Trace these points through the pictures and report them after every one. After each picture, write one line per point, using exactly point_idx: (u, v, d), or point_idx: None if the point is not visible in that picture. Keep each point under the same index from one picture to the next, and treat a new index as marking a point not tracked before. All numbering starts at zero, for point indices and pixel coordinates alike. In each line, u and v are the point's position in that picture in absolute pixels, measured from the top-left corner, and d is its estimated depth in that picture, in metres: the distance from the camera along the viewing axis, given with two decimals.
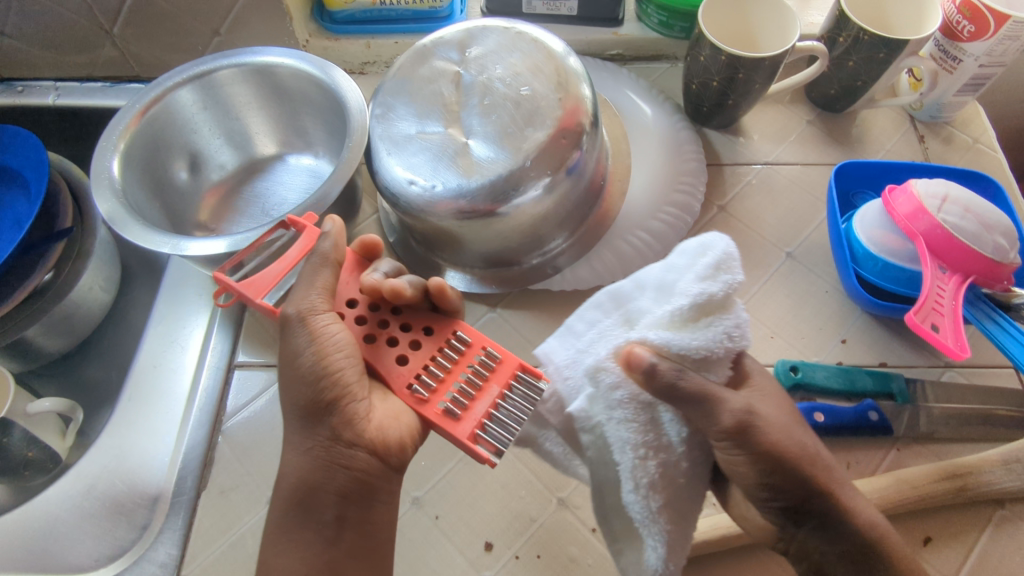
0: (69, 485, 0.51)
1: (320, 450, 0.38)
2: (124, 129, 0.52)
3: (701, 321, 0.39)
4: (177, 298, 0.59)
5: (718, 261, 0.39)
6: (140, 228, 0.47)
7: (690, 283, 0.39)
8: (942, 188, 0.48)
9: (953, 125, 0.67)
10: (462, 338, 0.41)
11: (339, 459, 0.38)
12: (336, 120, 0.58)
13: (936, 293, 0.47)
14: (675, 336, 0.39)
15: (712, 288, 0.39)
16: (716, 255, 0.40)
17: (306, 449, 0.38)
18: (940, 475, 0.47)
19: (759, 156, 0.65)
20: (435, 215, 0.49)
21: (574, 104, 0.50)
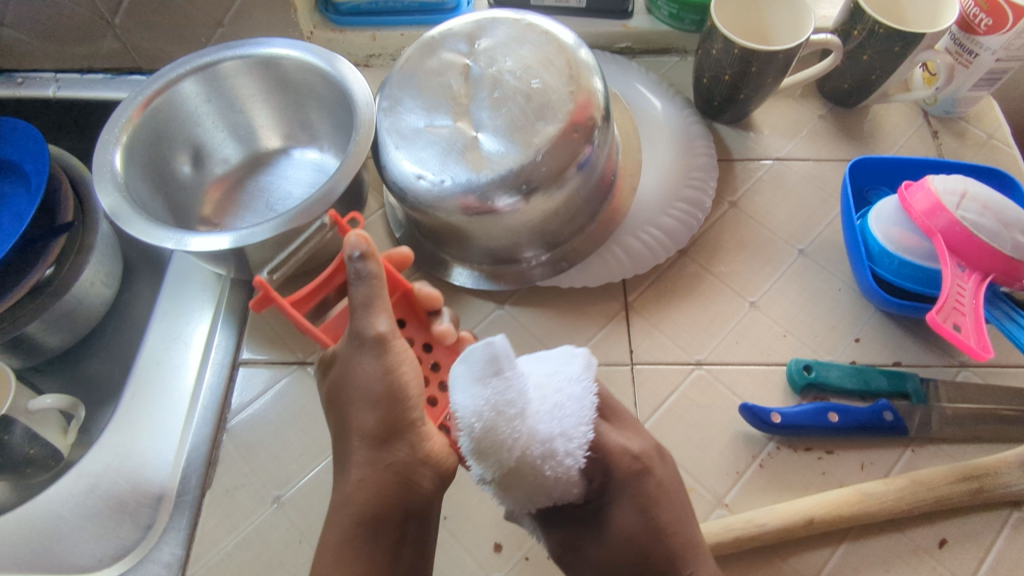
0: (70, 484, 0.50)
1: (399, 465, 0.39)
2: (125, 122, 0.51)
3: (499, 455, 0.35)
4: (180, 293, 0.58)
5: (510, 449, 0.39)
6: (144, 223, 0.46)
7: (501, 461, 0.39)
8: (960, 184, 0.48)
9: (967, 120, 0.66)
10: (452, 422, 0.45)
11: (413, 475, 0.39)
12: (342, 112, 0.57)
13: (956, 292, 0.46)
14: (497, 477, 0.35)
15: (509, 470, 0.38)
16: (470, 408, 0.34)
17: (385, 464, 0.39)
18: (956, 476, 0.47)
19: (770, 152, 0.64)
20: (444, 210, 0.48)
21: (585, 98, 0.49)
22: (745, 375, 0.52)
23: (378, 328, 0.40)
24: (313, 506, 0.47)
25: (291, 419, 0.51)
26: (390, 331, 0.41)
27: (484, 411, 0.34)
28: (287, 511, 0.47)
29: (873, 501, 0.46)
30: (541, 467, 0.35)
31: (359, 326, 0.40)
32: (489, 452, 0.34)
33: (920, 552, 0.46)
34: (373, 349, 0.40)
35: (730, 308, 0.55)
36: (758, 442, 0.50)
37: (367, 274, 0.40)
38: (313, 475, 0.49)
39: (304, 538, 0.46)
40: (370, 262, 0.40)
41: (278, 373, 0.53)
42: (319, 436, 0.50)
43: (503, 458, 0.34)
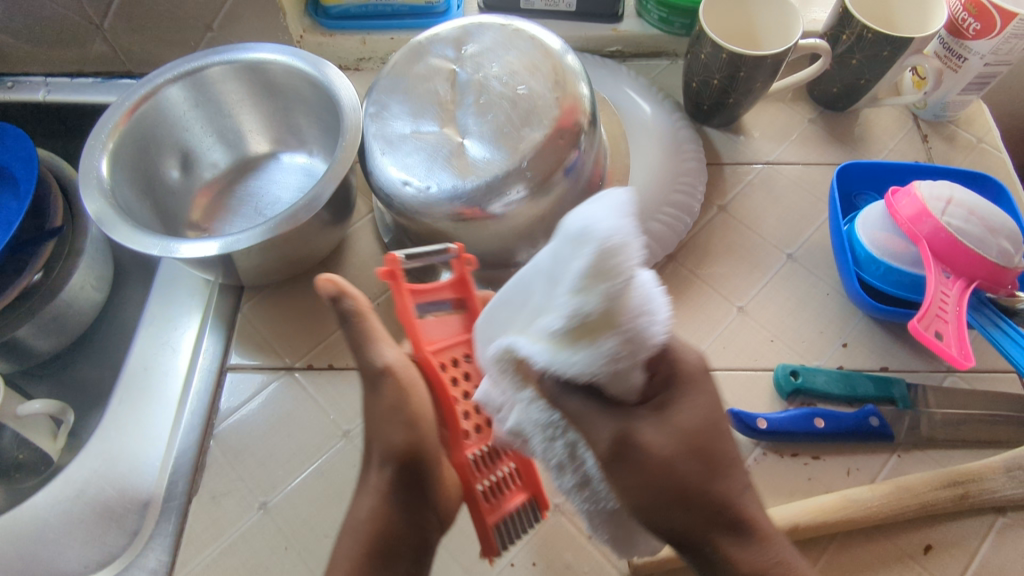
0: (58, 489, 0.50)
1: (401, 500, 0.38)
2: (112, 128, 0.51)
3: (585, 340, 0.26)
4: (169, 298, 0.58)
5: (597, 263, 0.24)
6: (129, 230, 0.46)
7: (563, 295, 0.26)
8: (947, 190, 0.47)
9: (957, 124, 0.66)
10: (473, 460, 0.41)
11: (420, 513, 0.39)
12: (329, 117, 0.57)
13: (940, 299, 0.46)
14: (614, 336, 0.26)
15: (588, 304, 0.25)
16: (599, 231, 0.24)
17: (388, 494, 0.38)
18: (941, 482, 0.47)
19: (760, 156, 0.64)
20: (430, 216, 0.48)
21: (571, 103, 0.49)
22: (731, 380, 0.52)
23: (383, 359, 0.38)
24: (300, 512, 0.48)
25: (279, 425, 0.51)
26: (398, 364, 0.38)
27: (594, 292, 0.25)
28: (273, 517, 0.47)
29: (858, 507, 0.46)
30: (637, 322, 0.26)
31: (365, 358, 0.38)
32: (600, 301, 0.25)
33: (905, 559, 0.46)
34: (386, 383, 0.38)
35: (717, 313, 0.55)
36: (744, 447, 0.50)
37: (348, 313, 0.38)
38: (300, 481, 0.49)
39: (290, 544, 0.46)
40: (351, 299, 0.38)
41: (266, 378, 0.53)
42: (307, 442, 0.50)
43: (598, 346, 0.26)
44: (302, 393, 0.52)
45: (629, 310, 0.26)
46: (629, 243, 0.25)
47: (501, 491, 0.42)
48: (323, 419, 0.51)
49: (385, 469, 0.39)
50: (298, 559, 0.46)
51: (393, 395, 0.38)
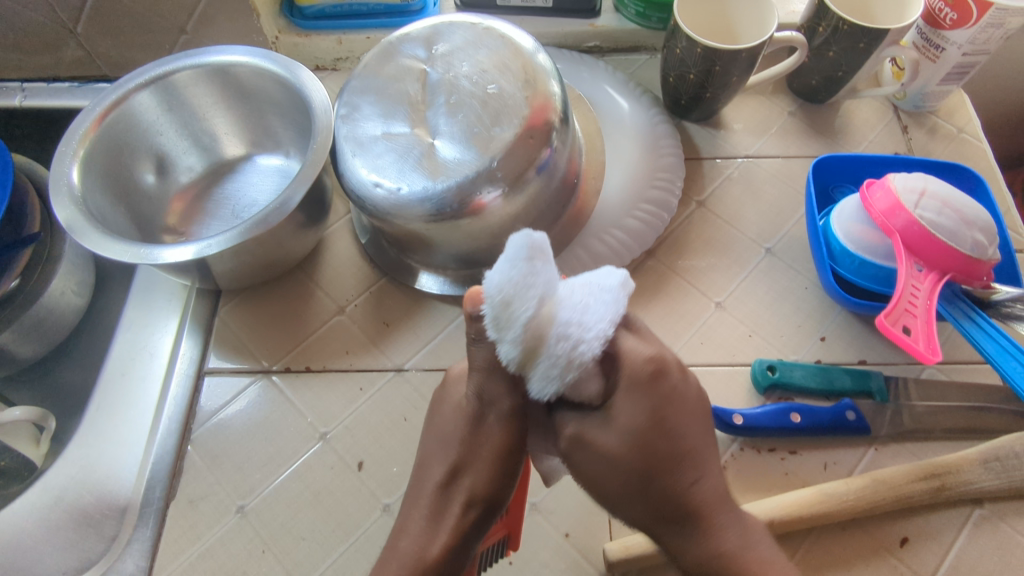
0: (37, 496, 0.51)
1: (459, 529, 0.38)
2: (83, 134, 0.51)
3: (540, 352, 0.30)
4: (147, 303, 0.58)
5: (499, 301, 0.29)
6: (100, 236, 0.46)
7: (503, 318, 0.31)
8: (920, 181, 0.47)
9: (938, 115, 0.65)
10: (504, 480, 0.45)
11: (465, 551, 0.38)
12: (302, 118, 0.57)
13: (910, 292, 0.46)
14: (556, 338, 0.29)
15: (512, 329, 0.30)
16: (492, 286, 0.30)
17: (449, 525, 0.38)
18: (917, 475, 0.47)
19: (740, 150, 0.64)
20: (403, 217, 0.48)
21: (542, 102, 0.49)
22: (709, 376, 0.52)
23: (493, 402, 0.38)
24: (277, 515, 0.48)
25: (257, 429, 0.51)
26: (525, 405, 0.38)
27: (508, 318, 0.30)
28: (250, 521, 0.47)
29: (833, 501, 0.46)
30: (559, 342, 0.29)
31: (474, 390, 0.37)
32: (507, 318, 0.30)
33: (881, 552, 0.46)
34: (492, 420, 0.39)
35: (695, 310, 0.55)
36: (721, 443, 0.50)
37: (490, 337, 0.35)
38: (277, 484, 0.49)
39: (267, 547, 0.47)
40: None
41: (243, 382, 0.53)
42: (285, 445, 0.50)
43: (546, 356, 0.30)
44: (280, 396, 0.52)
45: (569, 316, 0.30)
46: (541, 272, 0.30)
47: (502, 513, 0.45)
48: (301, 422, 0.51)
49: (472, 507, 0.38)
50: (275, 562, 0.46)
51: (499, 433, 0.38)
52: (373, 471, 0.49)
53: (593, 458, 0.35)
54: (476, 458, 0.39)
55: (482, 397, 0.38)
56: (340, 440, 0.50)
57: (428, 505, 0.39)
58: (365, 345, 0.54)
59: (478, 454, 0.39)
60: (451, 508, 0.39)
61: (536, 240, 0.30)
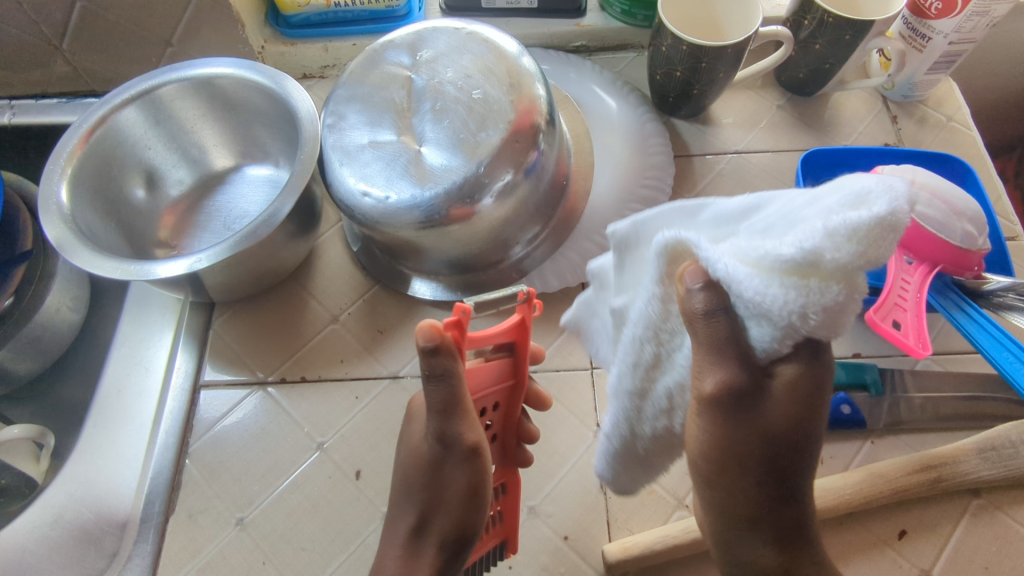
0: (37, 514, 0.51)
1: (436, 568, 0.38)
2: (71, 152, 0.51)
3: (813, 267, 0.22)
4: (142, 319, 0.58)
5: (908, 198, 0.20)
6: (90, 253, 0.46)
7: (840, 206, 0.21)
8: (908, 173, 0.47)
9: (927, 104, 0.65)
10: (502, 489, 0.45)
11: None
12: (290, 127, 0.57)
13: (900, 287, 0.46)
14: (746, 280, 0.23)
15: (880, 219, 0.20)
16: (895, 182, 0.21)
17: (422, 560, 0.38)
18: (913, 467, 0.47)
19: (729, 145, 0.64)
20: (392, 225, 0.48)
21: (527, 105, 0.49)
22: None
23: (470, 440, 0.37)
24: (276, 526, 0.48)
25: (254, 441, 0.51)
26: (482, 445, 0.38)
27: (881, 219, 0.21)
28: (249, 533, 0.48)
29: (831, 496, 0.46)
30: (850, 290, 0.22)
31: (450, 433, 0.37)
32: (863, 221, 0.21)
33: (880, 545, 0.46)
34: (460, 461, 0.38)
35: None
36: None
37: (443, 372, 0.34)
38: (275, 495, 0.49)
39: (267, 558, 0.47)
40: (444, 357, 0.34)
41: (240, 394, 0.53)
42: (282, 456, 0.50)
43: (810, 280, 0.22)
44: (276, 407, 0.52)
45: (795, 279, 0.22)
46: (833, 208, 0.21)
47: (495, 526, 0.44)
48: (297, 432, 0.51)
49: (444, 549, 0.38)
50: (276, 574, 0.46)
51: (463, 476, 0.38)
52: (371, 479, 0.49)
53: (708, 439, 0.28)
54: (442, 501, 0.39)
55: (442, 438, 0.37)
56: (337, 449, 0.50)
57: (400, 548, 0.39)
58: (360, 353, 0.54)
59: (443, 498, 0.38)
60: (427, 551, 0.38)
61: (905, 217, 0.21)
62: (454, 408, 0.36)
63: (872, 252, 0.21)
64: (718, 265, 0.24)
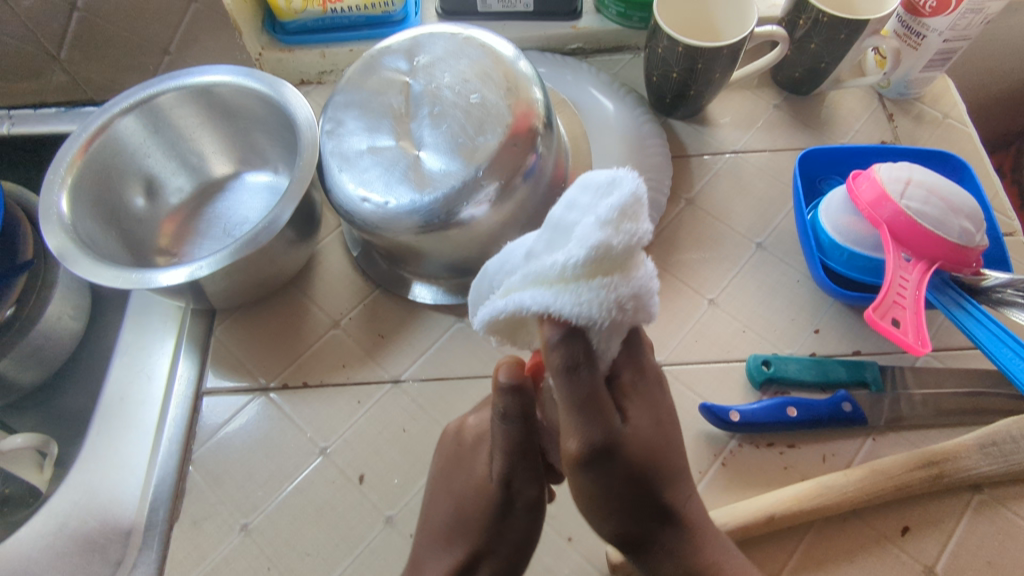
0: (42, 524, 0.51)
1: None
2: (70, 162, 0.51)
3: (594, 278, 0.25)
4: (143, 327, 0.58)
5: (623, 204, 0.25)
6: (91, 262, 0.46)
7: (586, 223, 0.25)
8: (905, 171, 0.47)
9: (923, 101, 0.65)
10: None
11: None
12: (288, 134, 0.57)
13: (899, 282, 0.46)
14: (551, 300, 0.25)
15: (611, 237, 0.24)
16: (614, 174, 0.26)
17: None
18: (915, 463, 0.47)
19: (726, 145, 0.64)
20: (392, 230, 0.48)
21: (525, 108, 0.49)
22: (705, 374, 0.53)
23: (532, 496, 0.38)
24: (280, 531, 0.48)
25: (257, 446, 0.51)
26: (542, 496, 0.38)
27: (620, 231, 0.24)
28: (254, 539, 0.48)
29: (833, 494, 0.46)
30: (640, 281, 0.26)
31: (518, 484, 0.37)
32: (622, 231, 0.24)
33: (883, 541, 0.46)
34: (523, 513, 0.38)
35: (688, 307, 0.56)
36: (720, 440, 0.50)
37: (516, 410, 0.33)
38: (279, 500, 0.49)
39: (272, 564, 0.47)
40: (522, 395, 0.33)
41: (243, 400, 0.53)
42: (286, 461, 0.51)
43: (614, 282, 0.25)
44: (279, 413, 0.52)
45: (597, 275, 0.25)
46: (588, 218, 0.25)
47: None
48: (300, 437, 0.51)
49: None
50: None
51: (524, 523, 0.39)
52: (375, 483, 0.49)
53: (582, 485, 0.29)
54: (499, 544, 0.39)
55: (508, 483, 0.37)
56: (340, 454, 0.51)
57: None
58: (362, 358, 0.54)
59: (501, 539, 0.39)
60: None
61: (645, 205, 0.26)
62: (529, 451, 0.36)
63: (642, 239, 0.25)
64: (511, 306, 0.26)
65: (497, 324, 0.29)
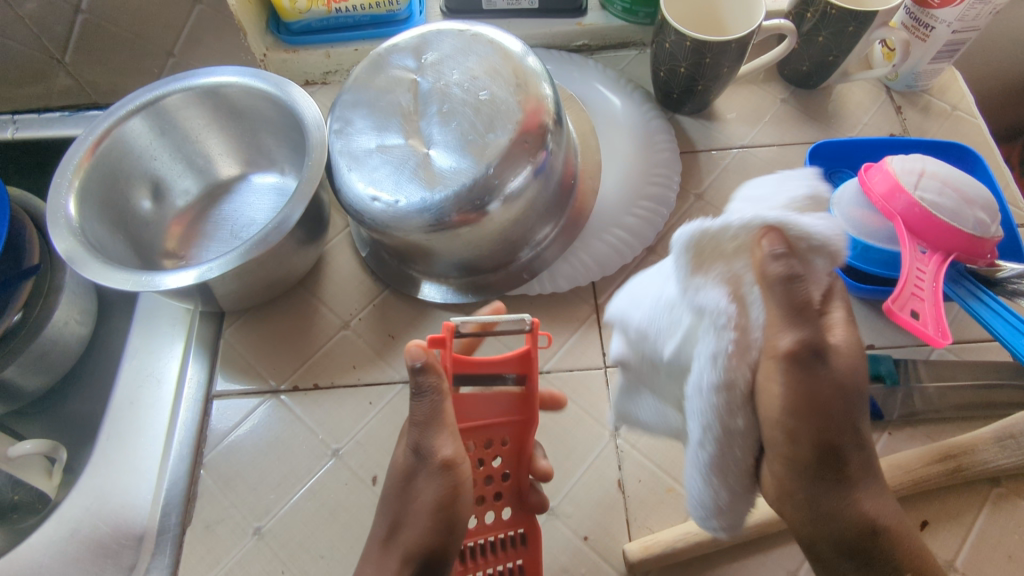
0: (53, 530, 0.51)
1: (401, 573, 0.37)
2: (77, 165, 0.50)
3: (813, 213, 0.32)
4: (151, 331, 0.58)
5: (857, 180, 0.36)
6: (100, 266, 0.46)
7: (778, 194, 0.34)
8: (918, 163, 0.47)
9: (931, 93, 0.65)
10: (517, 536, 0.43)
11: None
12: (295, 134, 0.57)
13: (916, 275, 0.46)
14: (806, 217, 0.32)
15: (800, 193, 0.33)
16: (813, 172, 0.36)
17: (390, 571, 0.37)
18: (933, 457, 0.46)
19: (734, 140, 0.64)
20: (402, 229, 0.48)
21: (534, 105, 0.48)
22: None
23: (443, 453, 0.37)
24: (293, 534, 0.48)
25: (268, 449, 0.51)
26: (458, 458, 0.37)
27: (832, 197, 0.34)
28: (267, 542, 0.47)
29: None
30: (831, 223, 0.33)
31: (426, 445, 0.37)
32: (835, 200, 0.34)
33: None
34: (429, 474, 0.37)
35: None
36: None
37: (427, 389, 0.36)
38: (292, 504, 0.49)
39: (286, 567, 0.46)
40: (431, 376, 0.37)
41: (253, 402, 0.53)
42: (298, 464, 0.50)
43: (818, 213, 0.32)
44: (290, 415, 0.52)
45: (809, 212, 0.33)
46: (788, 186, 0.34)
47: (500, 550, 0.42)
48: (312, 439, 0.51)
49: (408, 564, 0.37)
50: None
51: (434, 489, 0.37)
52: None
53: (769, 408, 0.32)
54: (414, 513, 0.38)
55: (417, 450, 0.38)
56: (352, 455, 0.50)
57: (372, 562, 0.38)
58: (372, 358, 0.54)
59: (411, 509, 0.38)
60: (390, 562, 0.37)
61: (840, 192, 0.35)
62: (433, 420, 0.37)
63: (851, 204, 0.34)
64: (741, 218, 0.32)
65: (696, 254, 0.32)
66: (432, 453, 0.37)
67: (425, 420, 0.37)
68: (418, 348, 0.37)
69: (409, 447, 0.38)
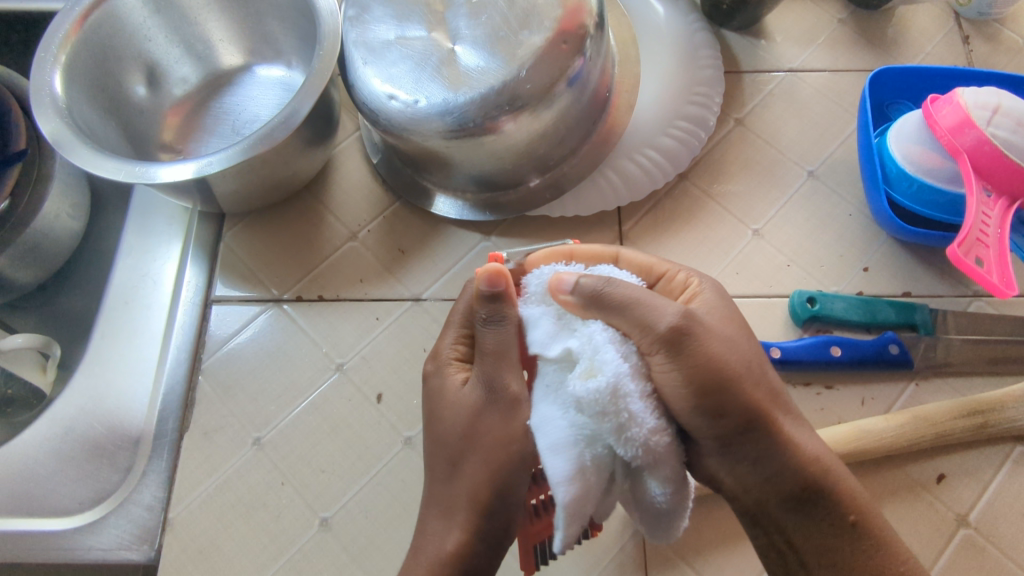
0: (45, 428, 0.49)
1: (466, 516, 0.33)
2: (63, 38, 0.46)
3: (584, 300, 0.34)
4: (146, 228, 0.54)
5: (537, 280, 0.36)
6: (90, 152, 0.42)
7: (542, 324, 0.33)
8: (994, 96, 0.43)
9: (1002, 23, 0.59)
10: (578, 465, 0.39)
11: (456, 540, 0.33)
12: (304, 22, 0.51)
13: (981, 221, 0.42)
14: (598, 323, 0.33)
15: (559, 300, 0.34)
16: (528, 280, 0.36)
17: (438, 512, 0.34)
18: (961, 411, 0.45)
19: (783, 62, 0.58)
20: (419, 134, 0.44)
21: (576, 2, 0.43)
22: (744, 309, 0.50)
23: (513, 388, 0.34)
24: (293, 448, 0.46)
25: (270, 359, 0.49)
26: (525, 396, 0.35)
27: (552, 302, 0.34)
28: (266, 453, 0.46)
29: (872, 438, 0.44)
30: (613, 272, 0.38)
31: (494, 378, 0.34)
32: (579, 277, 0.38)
33: (917, 488, 0.45)
34: (503, 408, 0.34)
35: (730, 237, 0.52)
36: None
37: (501, 318, 0.35)
38: (293, 415, 0.47)
39: (287, 479, 0.45)
40: (503, 303, 0.35)
41: (255, 310, 0.50)
42: (299, 375, 0.48)
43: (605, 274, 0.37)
44: (292, 325, 0.50)
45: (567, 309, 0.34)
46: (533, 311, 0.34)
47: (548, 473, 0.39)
48: (315, 352, 0.49)
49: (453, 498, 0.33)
50: (295, 494, 0.45)
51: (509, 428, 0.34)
52: (393, 403, 0.47)
53: (692, 364, 0.32)
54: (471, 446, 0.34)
55: (491, 387, 0.35)
56: (357, 371, 0.48)
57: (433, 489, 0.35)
58: (380, 273, 0.51)
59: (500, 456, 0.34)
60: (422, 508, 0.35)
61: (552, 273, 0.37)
62: (507, 351, 0.35)
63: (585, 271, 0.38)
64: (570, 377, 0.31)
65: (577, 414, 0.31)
66: (506, 386, 0.34)
67: (499, 351, 0.35)
68: (500, 280, 0.34)
69: (477, 382, 0.35)
